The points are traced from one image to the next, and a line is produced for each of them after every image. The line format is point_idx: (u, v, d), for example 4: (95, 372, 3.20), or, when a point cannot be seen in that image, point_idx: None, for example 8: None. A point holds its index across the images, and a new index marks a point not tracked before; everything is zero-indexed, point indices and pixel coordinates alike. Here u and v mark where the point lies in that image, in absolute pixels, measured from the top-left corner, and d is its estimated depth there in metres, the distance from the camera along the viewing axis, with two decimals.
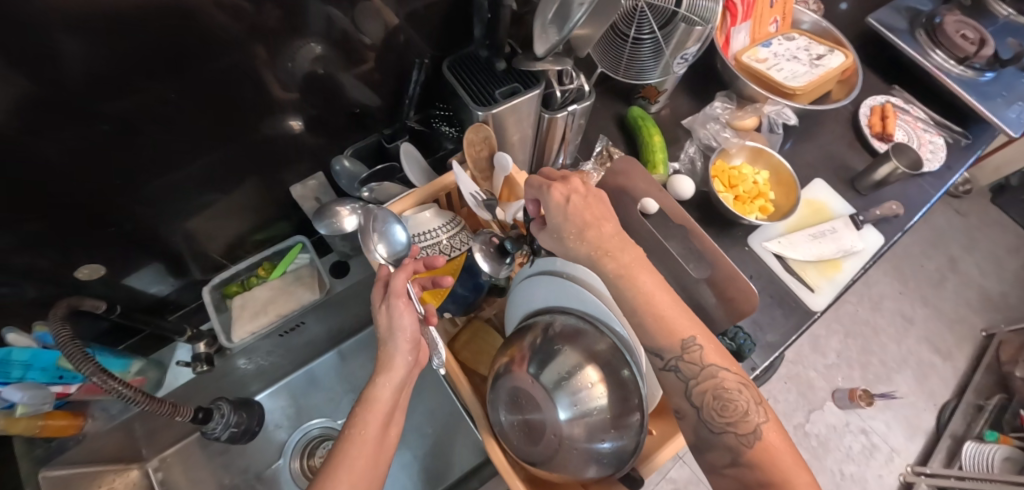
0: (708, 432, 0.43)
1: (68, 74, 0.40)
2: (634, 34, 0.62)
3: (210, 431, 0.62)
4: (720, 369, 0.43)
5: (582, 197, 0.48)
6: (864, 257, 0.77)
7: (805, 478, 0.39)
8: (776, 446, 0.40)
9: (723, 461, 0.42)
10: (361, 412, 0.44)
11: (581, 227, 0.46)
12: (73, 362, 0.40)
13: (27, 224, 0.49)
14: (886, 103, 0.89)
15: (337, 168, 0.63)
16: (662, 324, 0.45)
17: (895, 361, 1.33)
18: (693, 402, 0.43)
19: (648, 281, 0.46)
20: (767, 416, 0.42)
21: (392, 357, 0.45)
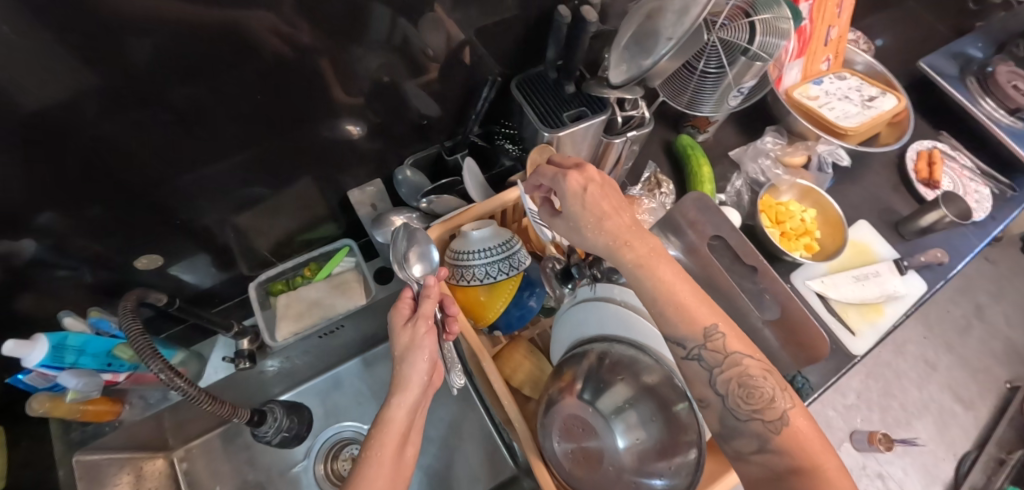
0: (734, 420, 0.41)
1: (137, 62, 0.39)
2: (701, 68, 0.62)
3: (263, 434, 0.62)
4: (744, 356, 0.42)
5: (599, 186, 0.46)
6: (905, 303, 0.76)
7: (829, 459, 0.39)
8: (804, 431, 0.39)
9: (750, 448, 0.41)
10: (377, 436, 0.43)
11: (599, 216, 0.45)
12: (141, 358, 0.41)
13: (90, 209, 0.50)
14: (934, 149, 0.88)
15: (399, 178, 0.65)
16: (682, 311, 0.43)
17: (916, 406, 1.30)
18: (718, 391, 0.42)
19: (668, 268, 0.44)
20: (793, 401, 0.41)
21: (408, 377, 0.45)
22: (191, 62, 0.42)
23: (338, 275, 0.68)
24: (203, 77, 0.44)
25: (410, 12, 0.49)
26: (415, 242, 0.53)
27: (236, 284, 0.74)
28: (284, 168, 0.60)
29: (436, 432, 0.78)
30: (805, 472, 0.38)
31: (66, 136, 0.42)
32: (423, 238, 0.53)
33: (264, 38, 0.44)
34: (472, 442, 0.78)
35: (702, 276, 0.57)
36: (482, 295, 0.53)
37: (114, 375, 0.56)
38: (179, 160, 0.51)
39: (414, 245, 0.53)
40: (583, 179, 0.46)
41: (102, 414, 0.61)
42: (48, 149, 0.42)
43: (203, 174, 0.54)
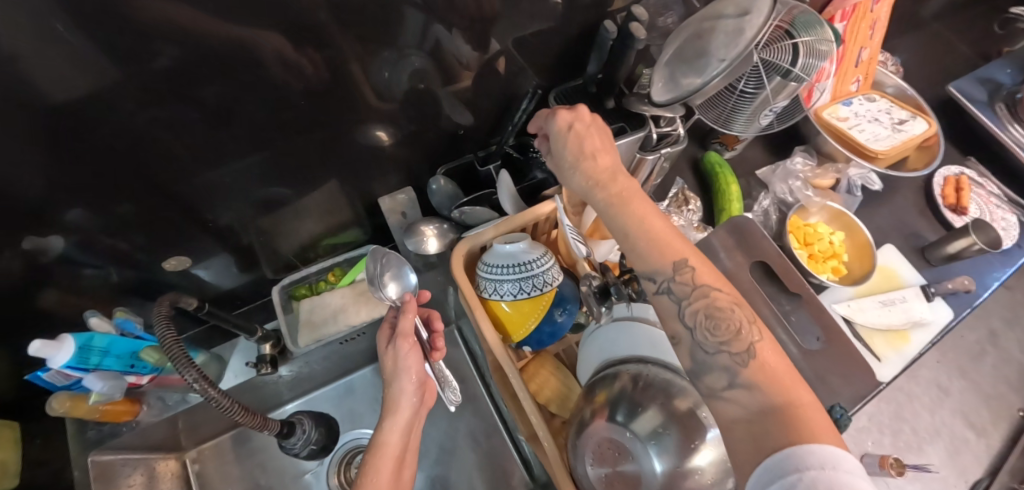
0: (703, 354, 0.41)
1: (161, 55, 0.39)
2: (740, 87, 0.62)
3: (290, 446, 0.59)
4: (713, 289, 0.42)
5: (585, 126, 0.48)
6: (931, 331, 0.74)
7: (804, 394, 0.38)
8: (773, 364, 0.39)
9: (721, 384, 0.40)
10: (373, 459, 0.49)
11: (578, 156, 0.48)
12: (177, 368, 0.42)
13: (118, 206, 0.50)
14: (961, 175, 0.87)
15: (432, 186, 0.64)
16: (651, 245, 0.44)
17: (928, 431, 1.28)
18: (686, 323, 0.43)
19: (643, 206, 0.46)
20: (762, 335, 0.40)
21: (398, 400, 0.51)
22: (217, 70, 0.42)
23: (361, 282, 0.68)
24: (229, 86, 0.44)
25: (449, 19, 0.49)
26: (387, 266, 0.58)
27: (256, 286, 0.73)
28: (312, 172, 0.60)
29: (450, 443, 0.76)
30: (780, 410, 0.37)
31: (95, 129, 0.42)
32: (394, 262, 0.58)
33: (283, 49, 0.44)
34: (486, 455, 0.76)
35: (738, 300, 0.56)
36: (506, 309, 0.53)
37: (137, 377, 0.56)
38: (209, 160, 0.51)
39: (388, 268, 0.58)
40: (571, 117, 0.48)
41: (120, 414, 0.60)
42: (79, 140, 0.42)
43: (232, 175, 0.54)
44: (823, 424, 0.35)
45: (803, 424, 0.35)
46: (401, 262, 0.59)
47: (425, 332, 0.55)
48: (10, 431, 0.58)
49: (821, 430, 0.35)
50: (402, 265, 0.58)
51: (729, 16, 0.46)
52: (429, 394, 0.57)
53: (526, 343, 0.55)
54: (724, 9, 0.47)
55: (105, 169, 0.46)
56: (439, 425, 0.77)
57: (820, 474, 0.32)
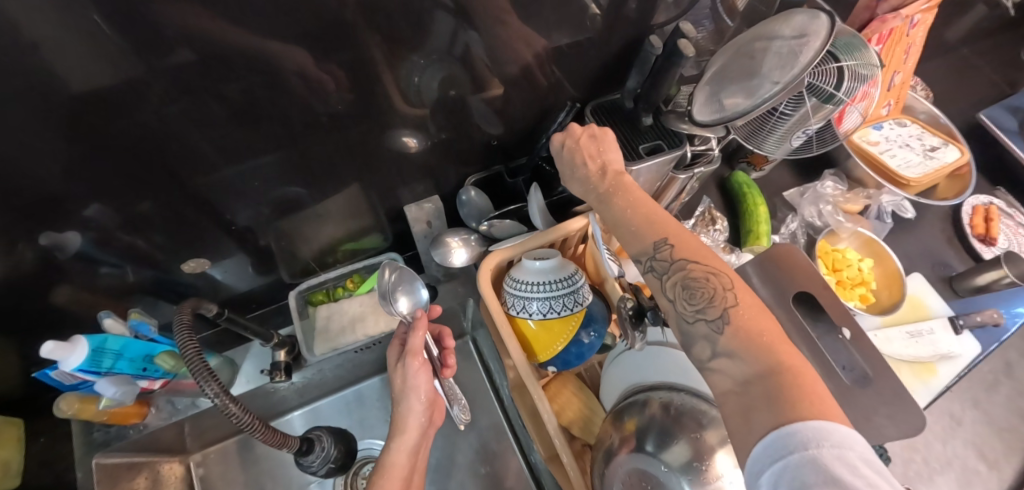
0: (685, 325, 0.41)
1: (183, 46, 0.37)
2: (779, 109, 0.61)
3: (308, 464, 0.57)
4: (690, 262, 0.42)
5: (576, 139, 0.50)
6: (960, 363, 0.72)
7: (789, 353, 0.36)
8: (750, 327, 0.38)
9: (706, 354, 0.39)
10: (380, 481, 0.48)
11: (573, 165, 0.50)
12: (196, 379, 0.40)
13: (138, 204, 0.49)
14: (991, 205, 0.86)
15: (463, 197, 0.65)
16: (635, 229, 0.46)
17: (940, 461, 1.26)
18: (669, 298, 0.43)
19: (635, 194, 0.47)
20: (738, 299, 0.39)
21: (407, 420, 0.49)
22: (245, 70, 0.41)
23: None
24: (256, 86, 0.43)
25: (484, 25, 0.47)
26: (403, 280, 0.56)
27: (272, 289, 0.72)
28: (337, 175, 0.59)
29: (461, 457, 0.75)
30: (773, 374, 0.35)
31: (118, 122, 0.40)
32: (408, 277, 0.57)
33: (317, 45, 0.42)
34: (498, 471, 0.74)
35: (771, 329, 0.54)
36: (533, 328, 0.52)
37: (149, 382, 0.54)
38: (232, 159, 0.50)
39: (401, 282, 0.56)
40: (561, 135, 0.51)
41: (128, 416, 0.59)
42: (100, 131, 0.40)
43: (255, 175, 0.53)
44: (803, 386, 0.34)
45: (791, 394, 0.34)
46: (414, 276, 0.57)
47: (434, 348, 0.53)
48: (14, 430, 0.57)
49: (808, 392, 0.34)
50: (415, 280, 0.57)
51: (783, 38, 0.46)
52: (439, 413, 0.55)
53: (551, 363, 0.53)
54: (779, 29, 0.46)
55: (128, 165, 0.44)
56: (451, 438, 0.75)
57: (804, 457, 0.31)
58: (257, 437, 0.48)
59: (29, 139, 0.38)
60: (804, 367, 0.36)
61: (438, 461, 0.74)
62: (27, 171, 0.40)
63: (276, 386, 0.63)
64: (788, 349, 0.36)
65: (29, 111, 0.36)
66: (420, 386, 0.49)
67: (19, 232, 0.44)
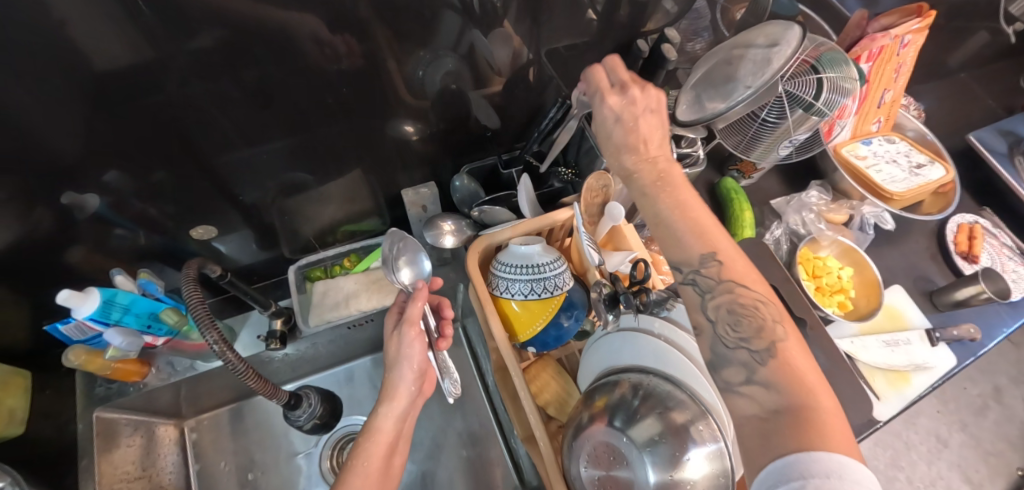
0: (722, 348, 0.42)
1: (205, 31, 0.41)
2: (762, 116, 0.63)
3: (295, 418, 0.60)
4: (738, 284, 0.43)
5: (635, 111, 0.49)
6: (935, 374, 0.74)
7: (826, 397, 0.38)
8: (795, 365, 0.39)
9: (738, 378, 0.41)
10: (366, 443, 0.51)
11: (623, 147, 0.49)
12: (200, 328, 0.43)
13: (153, 173, 0.52)
14: (975, 224, 0.88)
15: (456, 184, 0.67)
16: (682, 237, 0.45)
17: (923, 481, 1.27)
18: (709, 317, 0.44)
19: (685, 197, 0.47)
20: (787, 334, 0.40)
21: (396, 387, 0.52)
22: (261, 61, 0.45)
23: (374, 270, 0.70)
24: (271, 74, 0.47)
25: (485, 24, 0.51)
26: (404, 250, 0.59)
27: (273, 264, 0.75)
28: (341, 159, 0.62)
29: (445, 439, 0.78)
30: (796, 410, 0.37)
31: (142, 98, 0.44)
32: (412, 247, 0.60)
33: (322, 36, 0.45)
34: (479, 455, 0.77)
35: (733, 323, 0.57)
36: (515, 309, 0.54)
37: (153, 338, 0.57)
38: (243, 139, 0.53)
39: (404, 252, 0.59)
40: (620, 108, 0.49)
41: (129, 373, 0.62)
42: (125, 105, 0.44)
43: (263, 153, 0.56)
44: (839, 430, 0.36)
45: (819, 429, 0.36)
46: (417, 247, 0.60)
47: (433, 322, 0.55)
48: (21, 380, 0.60)
49: (835, 435, 0.36)
50: (420, 250, 0.60)
51: (759, 46, 0.48)
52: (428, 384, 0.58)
53: (531, 344, 0.56)
54: (754, 37, 0.49)
55: (148, 138, 0.48)
56: (435, 421, 0.78)
57: (823, 482, 0.33)
58: (250, 385, 0.50)
59: (59, 105, 0.42)
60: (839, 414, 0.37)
61: (421, 439, 0.77)
62: (57, 134, 0.44)
63: (272, 356, 0.67)
64: (825, 394, 0.37)
65: (61, 78, 0.40)
66: (412, 356, 0.52)
67: (42, 191, 0.48)
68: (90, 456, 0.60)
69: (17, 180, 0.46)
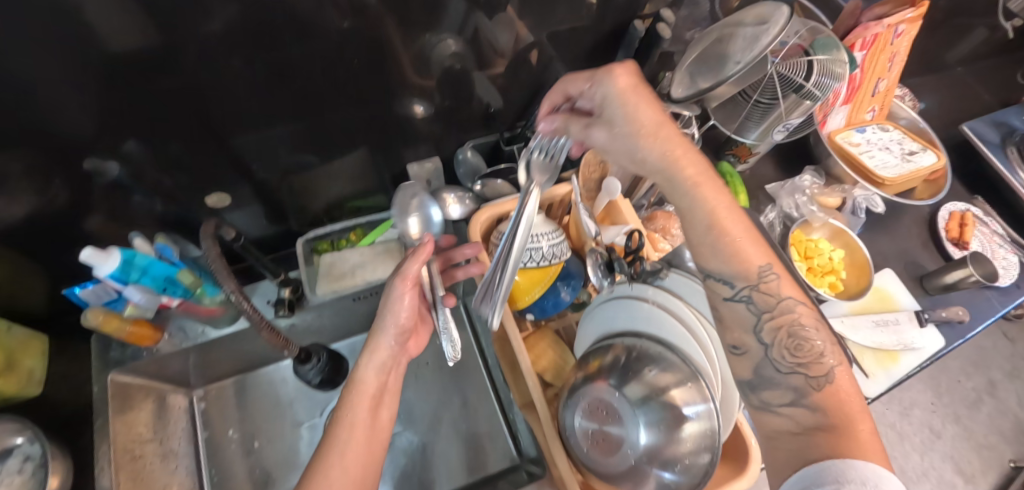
0: (774, 371, 0.43)
1: (224, 10, 0.43)
2: (756, 97, 0.65)
3: (303, 372, 0.64)
4: (798, 304, 0.44)
5: (642, 96, 0.47)
6: (923, 355, 0.76)
7: (865, 418, 0.39)
8: (845, 390, 0.40)
9: (779, 400, 0.43)
10: (350, 395, 0.52)
11: (652, 127, 0.46)
12: (216, 276, 0.46)
13: (170, 144, 0.55)
14: (967, 211, 0.90)
15: (460, 158, 0.73)
16: (735, 249, 0.46)
17: (915, 471, 1.29)
18: (762, 339, 0.44)
19: (719, 201, 0.46)
20: (840, 360, 0.42)
21: (378, 339, 0.56)
22: (271, 39, 0.47)
23: (381, 243, 0.73)
24: (279, 52, 0.49)
25: (491, 5, 0.53)
26: (415, 197, 0.67)
27: (281, 239, 0.78)
28: (348, 137, 0.64)
29: (444, 411, 0.80)
30: (835, 431, 0.38)
31: (164, 77, 0.47)
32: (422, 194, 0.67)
33: (331, 13, 0.47)
34: (477, 427, 0.79)
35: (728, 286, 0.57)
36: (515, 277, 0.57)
37: (168, 299, 0.60)
38: (257, 115, 0.56)
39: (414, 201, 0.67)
40: (630, 83, 0.47)
41: (143, 337, 0.64)
42: (147, 81, 0.47)
43: (276, 129, 0.59)
44: (880, 451, 0.36)
45: (857, 445, 0.37)
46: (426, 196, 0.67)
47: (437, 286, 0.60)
48: (39, 344, 0.63)
49: (875, 455, 0.36)
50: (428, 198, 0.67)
51: (748, 24, 0.51)
52: (416, 344, 0.61)
53: (528, 310, 0.59)
54: (745, 17, 0.52)
55: (168, 113, 0.51)
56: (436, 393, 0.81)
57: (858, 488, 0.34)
58: (262, 337, 0.54)
59: (75, 80, 0.44)
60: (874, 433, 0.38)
61: (422, 411, 0.80)
62: (74, 108, 0.46)
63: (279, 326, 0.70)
64: (870, 425, 0.38)
65: (77, 56, 0.42)
66: (394, 307, 0.56)
67: (64, 157, 0.50)
68: (105, 415, 0.62)
69: (40, 147, 0.48)
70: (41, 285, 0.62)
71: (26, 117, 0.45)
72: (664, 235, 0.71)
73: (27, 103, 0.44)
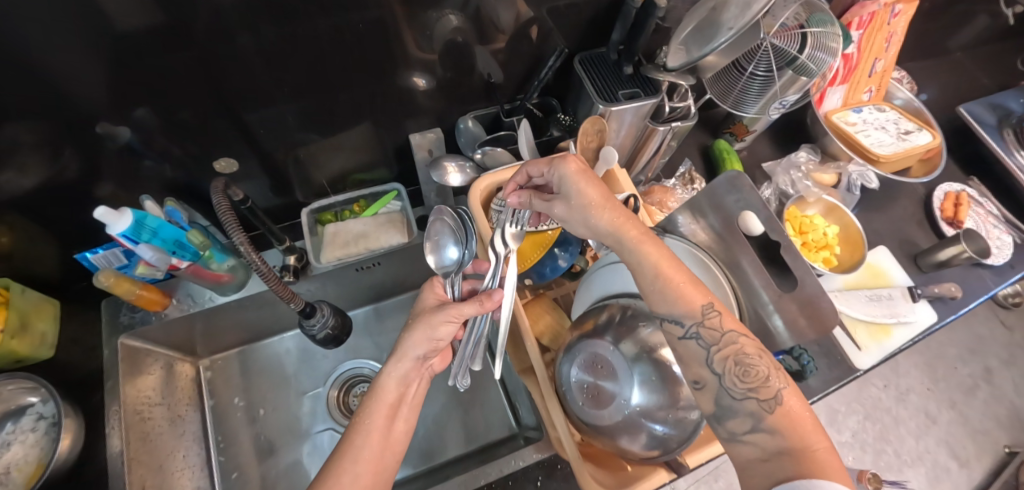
0: (730, 399, 0.43)
1: None
2: (751, 70, 0.66)
3: (309, 326, 0.64)
4: (740, 335, 0.45)
5: (585, 177, 0.50)
6: (914, 329, 0.77)
7: (819, 439, 0.40)
8: (796, 413, 0.41)
9: (742, 428, 0.43)
10: (371, 402, 0.50)
11: (590, 205, 0.50)
12: (226, 229, 0.50)
13: (179, 112, 0.56)
14: (962, 192, 0.91)
15: (461, 127, 0.74)
16: (679, 292, 0.47)
17: (910, 455, 1.29)
18: (714, 370, 0.44)
19: (663, 256, 0.48)
20: (786, 382, 0.43)
21: (405, 347, 0.51)
22: (278, 12, 0.49)
23: (383, 214, 0.75)
24: (286, 26, 0.51)
25: None
26: (431, 235, 0.61)
27: (285, 210, 0.79)
28: (351, 111, 0.65)
29: (443, 382, 0.82)
30: (795, 453, 0.40)
31: (178, 51, 0.49)
32: (446, 229, 0.60)
33: None
34: (475, 396, 0.81)
35: (721, 248, 0.57)
36: None
37: (178, 261, 0.62)
38: (263, 88, 0.57)
39: (434, 236, 0.60)
40: (580, 166, 0.50)
41: (152, 302, 0.66)
42: (162, 55, 0.49)
43: (281, 103, 0.60)
44: (838, 467, 0.38)
45: (815, 465, 0.38)
46: (448, 233, 0.60)
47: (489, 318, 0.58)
48: (51, 308, 0.65)
49: (833, 472, 0.38)
50: (449, 229, 0.60)
51: None
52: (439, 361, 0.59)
53: (529, 274, 0.62)
54: None
55: (179, 85, 0.52)
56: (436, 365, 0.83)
57: None
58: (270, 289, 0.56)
59: (83, 53, 0.46)
60: (832, 459, 0.39)
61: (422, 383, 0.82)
62: (83, 79, 0.48)
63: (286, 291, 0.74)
64: (827, 449, 0.39)
65: (85, 31, 0.44)
66: (433, 322, 0.51)
67: (76, 122, 0.51)
68: (115, 378, 0.64)
69: (53, 110, 0.49)
70: (52, 249, 0.63)
71: (36, 85, 0.46)
72: (661, 208, 0.73)
73: (38, 73, 0.46)
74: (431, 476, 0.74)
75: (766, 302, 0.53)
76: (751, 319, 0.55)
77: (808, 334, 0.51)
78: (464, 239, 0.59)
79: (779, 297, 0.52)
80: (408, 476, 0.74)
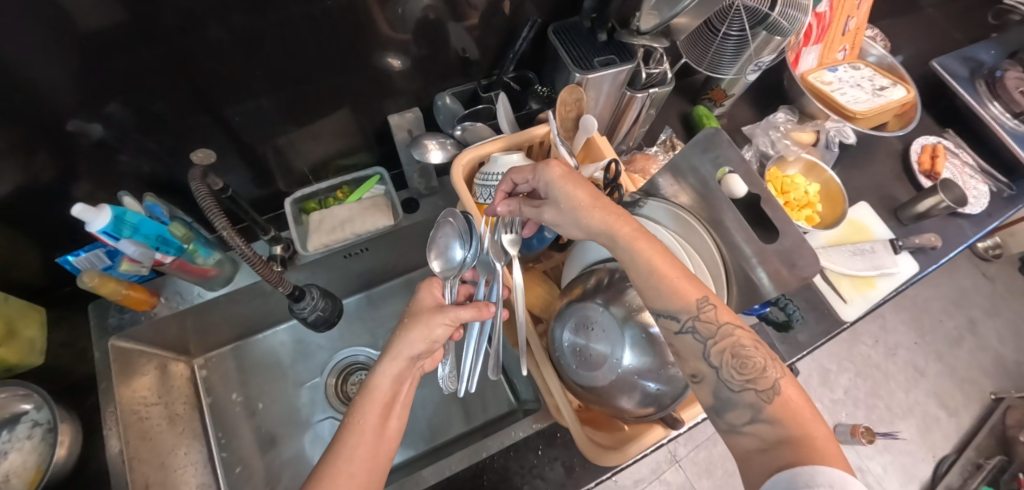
0: (729, 392, 0.44)
1: None
2: (724, 30, 0.66)
3: (299, 309, 0.64)
4: (735, 327, 0.44)
5: (568, 179, 0.49)
6: (896, 280, 0.79)
7: (816, 427, 0.40)
8: (795, 400, 0.41)
9: (742, 419, 0.43)
10: (361, 401, 0.49)
11: (579, 206, 0.48)
12: (208, 215, 0.49)
13: (150, 104, 0.54)
14: (938, 144, 0.92)
15: (438, 104, 0.74)
16: (674, 286, 0.46)
17: (901, 408, 1.32)
18: (712, 363, 0.44)
19: (654, 251, 0.47)
20: (784, 372, 0.43)
21: (402, 345, 0.50)
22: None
23: (367, 199, 0.75)
24: (254, 15, 0.50)
25: None
26: (434, 243, 0.60)
27: (269, 201, 0.78)
28: (326, 97, 0.64)
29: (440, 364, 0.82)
30: (795, 442, 0.40)
31: (144, 46, 0.48)
32: (451, 232, 0.60)
33: None
34: None
35: (705, 207, 0.57)
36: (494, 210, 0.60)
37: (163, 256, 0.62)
38: (234, 78, 0.56)
39: (439, 238, 0.61)
40: (565, 170, 0.49)
41: (139, 301, 0.66)
42: (126, 51, 0.47)
43: (254, 93, 0.59)
44: (837, 453, 0.38)
45: (811, 452, 0.38)
46: (454, 236, 0.60)
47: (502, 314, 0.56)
48: (37, 314, 0.64)
49: (832, 458, 0.38)
50: (456, 237, 0.60)
51: None
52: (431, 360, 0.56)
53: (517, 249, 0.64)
54: None
55: (148, 80, 0.51)
56: None
57: None
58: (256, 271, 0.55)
59: (46, 51, 0.44)
60: (830, 445, 0.39)
61: None
62: (46, 78, 0.47)
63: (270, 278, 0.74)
64: (826, 435, 0.39)
65: (43, 30, 0.43)
66: (430, 323, 0.51)
67: (42, 121, 0.50)
68: (108, 380, 0.63)
69: (19, 112, 0.48)
70: (31, 254, 0.62)
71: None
72: (644, 175, 0.73)
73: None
74: (433, 455, 0.75)
75: (749, 255, 0.54)
76: (736, 273, 0.56)
77: (794, 288, 0.53)
78: (470, 243, 0.59)
79: (762, 250, 0.53)
80: (411, 457, 0.75)
